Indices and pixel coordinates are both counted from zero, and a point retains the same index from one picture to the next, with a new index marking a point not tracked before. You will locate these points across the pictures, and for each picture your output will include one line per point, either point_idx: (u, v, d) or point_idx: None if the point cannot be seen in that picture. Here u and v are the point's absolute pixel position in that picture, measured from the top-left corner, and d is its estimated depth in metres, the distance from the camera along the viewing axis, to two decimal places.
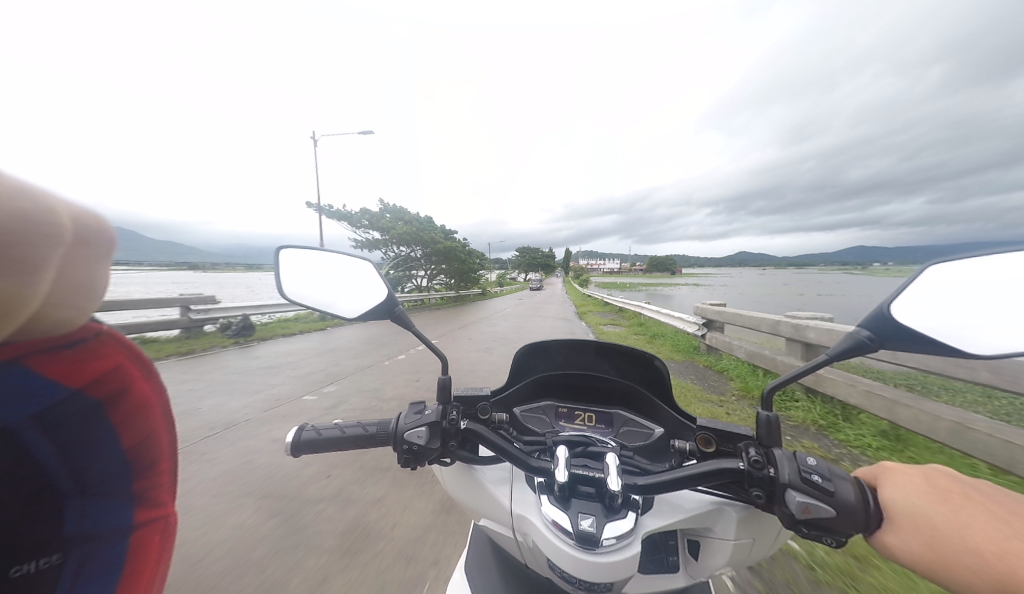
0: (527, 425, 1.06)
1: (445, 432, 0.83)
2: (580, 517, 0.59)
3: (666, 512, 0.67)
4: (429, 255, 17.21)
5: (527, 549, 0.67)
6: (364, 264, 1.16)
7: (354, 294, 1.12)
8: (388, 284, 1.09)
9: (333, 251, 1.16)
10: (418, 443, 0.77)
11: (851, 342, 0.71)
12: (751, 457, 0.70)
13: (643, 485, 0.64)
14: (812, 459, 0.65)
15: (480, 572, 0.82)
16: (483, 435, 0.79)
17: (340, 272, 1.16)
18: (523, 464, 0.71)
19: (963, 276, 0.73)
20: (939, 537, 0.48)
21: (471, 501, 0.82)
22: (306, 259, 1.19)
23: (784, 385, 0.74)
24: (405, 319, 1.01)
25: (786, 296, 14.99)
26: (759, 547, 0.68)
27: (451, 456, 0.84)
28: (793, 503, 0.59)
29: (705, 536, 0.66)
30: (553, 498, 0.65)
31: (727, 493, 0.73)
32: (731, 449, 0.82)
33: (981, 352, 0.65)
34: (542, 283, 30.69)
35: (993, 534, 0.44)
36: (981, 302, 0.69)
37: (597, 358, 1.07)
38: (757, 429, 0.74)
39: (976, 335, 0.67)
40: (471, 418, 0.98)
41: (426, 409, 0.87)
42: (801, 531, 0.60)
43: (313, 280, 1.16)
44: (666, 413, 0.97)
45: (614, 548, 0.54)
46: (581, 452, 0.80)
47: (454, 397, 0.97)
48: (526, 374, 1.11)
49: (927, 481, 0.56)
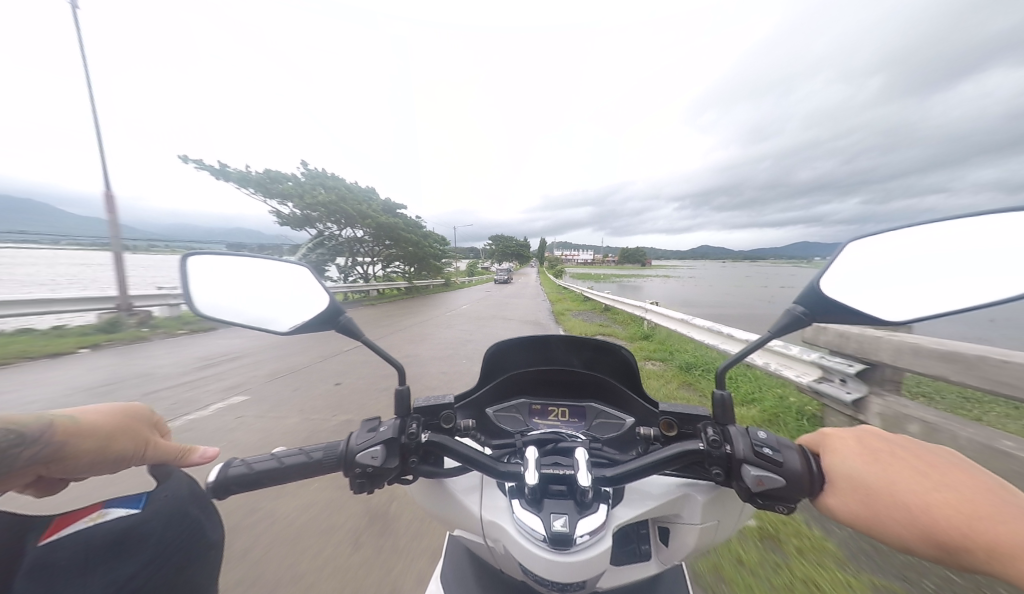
0: (500, 425, 1.01)
1: (405, 449, 0.76)
2: (553, 517, 0.55)
3: (636, 502, 0.66)
4: (376, 237, 15.96)
5: (499, 555, 0.64)
6: (295, 268, 1.02)
7: (290, 303, 0.98)
8: (331, 291, 0.96)
9: (255, 254, 1.01)
10: (372, 466, 0.69)
11: (788, 318, 0.74)
12: (708, 437, 0.69)
13: (611, 476, 0.63)
14: (764, 432, 0.65)
15: (459, 583, 0.78)
16: (447, 446, 0.72)
17: (261, 278, 1.02)
18: (492, 470, 0.66)
19: (866, 257, 0.81)
20: (874, 496, 0.47)
21: (442, 512, 0.76)
22: (223, 267, 1.04)
23: (734, 364, 0.75)
24: (353, 326, 0.90)
25: (724, 287, 16.24)
26: (724, 526, 0.69)
27: (412, 473, 0.78)
28: (747, 477, 0.59)
29: (674, 523, 0.67)
30: (525, 502, 0.61)
31: (691, 475, 0.73)
32: (692, 430, 0.84)
33: (895, 318, 0.72)
34: (508, 274, 30.53)
35: (918, 488, 0.44)
36: (888, 275, 0.76)
37: (568, 351, 1.05)
38: (713, 408, 0.74)
39: (890, 306, 0.74)
40: (433, 429, 0.91)
41: (380, 426, 0.79)
42: (757, 503, 0.61)
43: (232, 291, 1.02)
44: (634, 402, 0.98)
45: (586, 545, 0.52)
46: (551, 449, 0.77)
47: (414, 408, 0.89)
48: (498, 373, 1.06)
49: (860, 443, 0.55)
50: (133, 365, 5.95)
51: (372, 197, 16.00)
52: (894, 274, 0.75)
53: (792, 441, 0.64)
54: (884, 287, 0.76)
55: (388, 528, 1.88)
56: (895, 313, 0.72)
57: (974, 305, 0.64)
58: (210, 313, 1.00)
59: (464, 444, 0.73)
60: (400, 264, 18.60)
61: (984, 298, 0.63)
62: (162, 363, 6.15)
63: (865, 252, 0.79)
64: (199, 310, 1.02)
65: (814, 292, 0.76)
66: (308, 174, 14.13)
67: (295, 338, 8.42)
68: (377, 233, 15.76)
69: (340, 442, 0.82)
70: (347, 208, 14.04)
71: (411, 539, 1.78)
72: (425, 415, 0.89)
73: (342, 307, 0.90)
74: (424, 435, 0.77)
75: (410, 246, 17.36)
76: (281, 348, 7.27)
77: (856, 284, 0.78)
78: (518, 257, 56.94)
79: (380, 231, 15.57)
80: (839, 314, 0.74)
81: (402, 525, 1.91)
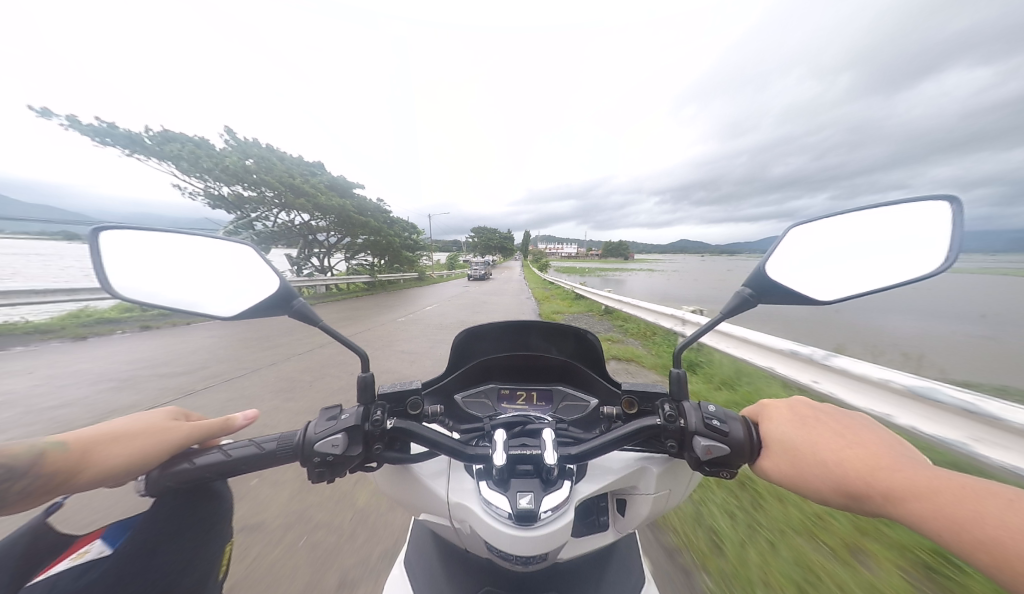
0: (469, 411, 1.02)
1: (368, 435, 0.75)
2: (519, 495, 0.57)
3: (598, 476, 0.69)
4: (336, 225, 14.85)
5: (465, 535, 0.65)
6: (239, 248, 0.96)
7: (234, 286, 0.93)
8: (281, 273, 0.91)
9: (183, 228, 0.91)
10: (333, 453, 0.68)
11: (738, 300, 0.76)
12: (665, 413, 0.72)
13: (576, 453, 0.65)
14: (713, 405, 0.69)
15: (424, 572, 0.78)
16: (413, 432, 0.71)
17: (200, 259, 0.95)
18: (460, 453, 0.67)
19: (799, 245, 0.90)
20: (802, 458, 0.52)
21: (408, 497, 0.77)
22: (151, 245, 0.95)
23: (691, 343, 0.79)
24: (307, 310, 0.87)
25: (685, 282, 17.02)
26: (674, 493, 0.75)
27: (377, 459, 0.77)
28: (698, 447, 0.64)
29: (631, 493, 0.71)
30: (492, 482, 0.62)
31: (648, 449, 0.78)
32: (650, 407, 0.88)
33: (830, 297, 0.82)
34: (483, 267, 30.08)
35: (838, 447, 0.48)
36: (818, 261, 0.87)
37: (539, 336, 1.05)
38: (670, 386, 0.77)
39: (825, 287, 0.84)
40: (400, 414, 0.90)
41: (341, 414, 0.77)
42: (704, 470, 0.66)
43: (160, 273, 0.93)
44: (599, 384, 1.02)
45: (550, 520, 0.53)
46: (519, 431, 0.78)
47: (380, 393, 0.87)
48: (467, 359, 1.06)
49: (792, 409, 0.60)
50: (34, 369, 5.08)
51: (321, 174, 14.37)
52: (828, 257, 0.87)
53: (737, 412, 0.68)
54: (818, 268, 0.86)
55: (349, 523, 1.80)
56: (827, 294, 0.82)
57: (895, 281, 0.78)
58: (129, 294, 0.90)
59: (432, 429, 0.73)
60: (367, 255, 17.76)
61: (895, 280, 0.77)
62: (75, 363, 5.33)
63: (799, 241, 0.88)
64: (115, 289, 0.91)
65: (764, 275, 0.81)
66: (239, 145, 12.26)
67: (242, 333, 7.66)
68: (335, 220, 14.62)
69: (295, 433, 0.82)
70: (296, 189, 12.70)
71: (374, 533, 1.72)
72: (391, 401, 0.88)
73: (295, 289, 0.88)
74: (389, 422, 0.76)
75: (373, 235, 16.33)
76: (226, 345, 6.61)
77: (797, 268, 0.87)
78: (497, 248, 56.11)
79: (339, 218, 14.49)
80: (783, 294, 0.80)
81: (365, 518, 1.84)
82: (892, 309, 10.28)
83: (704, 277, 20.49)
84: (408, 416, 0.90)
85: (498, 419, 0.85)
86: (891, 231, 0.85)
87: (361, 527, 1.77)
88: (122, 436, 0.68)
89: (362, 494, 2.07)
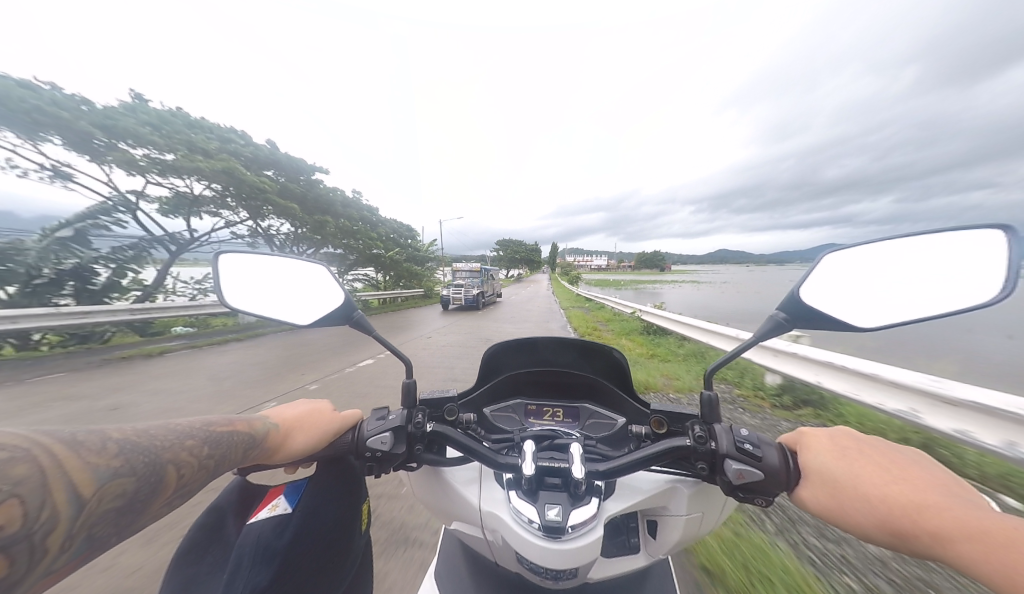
0: (497, 424, 1.06)
1: (410, 436, 0.82)
2: (547, 507, 0.59)
3: (627, 495, 0.68)
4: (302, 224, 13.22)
5: (496, 546, 0.68)
6: (314, 269, 1.14)
7: (309, 301, 1.10)
8: (346, 289, 1.06)
9: (272, 252, 1.10)
10: (381, 449, 0.76)
11: (770, 324, 0.73)
12: (694, 434, 0.70)
13: (605, 470, 0.65)
14: (747, 429, 0.66)
15: (453, 581, 0.82)
16: (448, 435, 0.78)
17: (286, 278, 1.15)
18: (492, 461, 0.71)
19: (838, 271, 0.85)
20: (839, 488, 0.50)
21: (441, 501, 0.81)
22: (248, 267, 1.16)
23: (724, 362, 0.76)
24: (365, 323, 0.99)
25: (722, 299, 14.96)
26: (708, 519, 0.72)
27: (416, 460, 0.84)
28: (729, 471, 0.61)
29: (661, 515, 0.69)
30: (521, 492, 0.65)
31: (679, 471, 0.75)
32: (682, 429, 0.85)
33: (872, 327, 0.77)
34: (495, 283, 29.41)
35: (879, 478, 0.46)
36: (858, 289, 0.82)
37: (566, 352, 1.07)
38: (701, 407, 0.74)
39: (865, 317, 0.78)
40: (437, 420, 0.97)
41: (389, 414, 0.86)
42: (737, 497, 0.62)
43: (257, 290, 1.15)
44: (627, 403, 1.00)
45: (576, 534, 0.55)
46: (548, 445, 0.81)
47: (421, 400, 0.96)
48: (496, 373, 1.11)
49: (830, 437, 0.57)
50: (56, 381, 5.18)
51: (240, 148, 11.26)
52: (863, 281, 0.83)
53: (772, 438, 0.64)
54: (853, 293, 0.81)
55: (383, 522, 1.90)
56: (867, 321, 0.77)
57: (946, 311, 0.72)
58: (238, 305, 1.13)
59: (465, 436, 0.78)
60: (371, 270, 18.10)
61: (943, 309, 0.71)
62: (59, 384, 5.07)
63: (837, 264, 0.83)
64: (229, 303, 1.13)
65: (800, 298, 0.77)
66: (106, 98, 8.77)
67: (232, 351, 7.29)
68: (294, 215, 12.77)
69: (350, 433, 0.91)
70: (210, 166, 9.89)
71: (405, 534, 1.80)
72: (430, 407, 0.96)
73: (356, 303, 1.02)
74: (428, 425, 0.84)
75: (362, 241, 15.77)
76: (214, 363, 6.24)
77: (830, 295, 0.83)
78: (511, 260, 54.81)
79: (338, 229, 14.44)
80: (826, 321, 0.75)
81: (397, 519, 1.92)
82: (986, 326, 8.31)
83: (745, 292, 17.97)
84: (445, 423, 0.97)
85: (527, 431, 0.88)
86: (937, 253, 0.78)
87: (394, 528, 1.85)
88: (312, 428, 0.85)
89: (393, 497, 2.15)
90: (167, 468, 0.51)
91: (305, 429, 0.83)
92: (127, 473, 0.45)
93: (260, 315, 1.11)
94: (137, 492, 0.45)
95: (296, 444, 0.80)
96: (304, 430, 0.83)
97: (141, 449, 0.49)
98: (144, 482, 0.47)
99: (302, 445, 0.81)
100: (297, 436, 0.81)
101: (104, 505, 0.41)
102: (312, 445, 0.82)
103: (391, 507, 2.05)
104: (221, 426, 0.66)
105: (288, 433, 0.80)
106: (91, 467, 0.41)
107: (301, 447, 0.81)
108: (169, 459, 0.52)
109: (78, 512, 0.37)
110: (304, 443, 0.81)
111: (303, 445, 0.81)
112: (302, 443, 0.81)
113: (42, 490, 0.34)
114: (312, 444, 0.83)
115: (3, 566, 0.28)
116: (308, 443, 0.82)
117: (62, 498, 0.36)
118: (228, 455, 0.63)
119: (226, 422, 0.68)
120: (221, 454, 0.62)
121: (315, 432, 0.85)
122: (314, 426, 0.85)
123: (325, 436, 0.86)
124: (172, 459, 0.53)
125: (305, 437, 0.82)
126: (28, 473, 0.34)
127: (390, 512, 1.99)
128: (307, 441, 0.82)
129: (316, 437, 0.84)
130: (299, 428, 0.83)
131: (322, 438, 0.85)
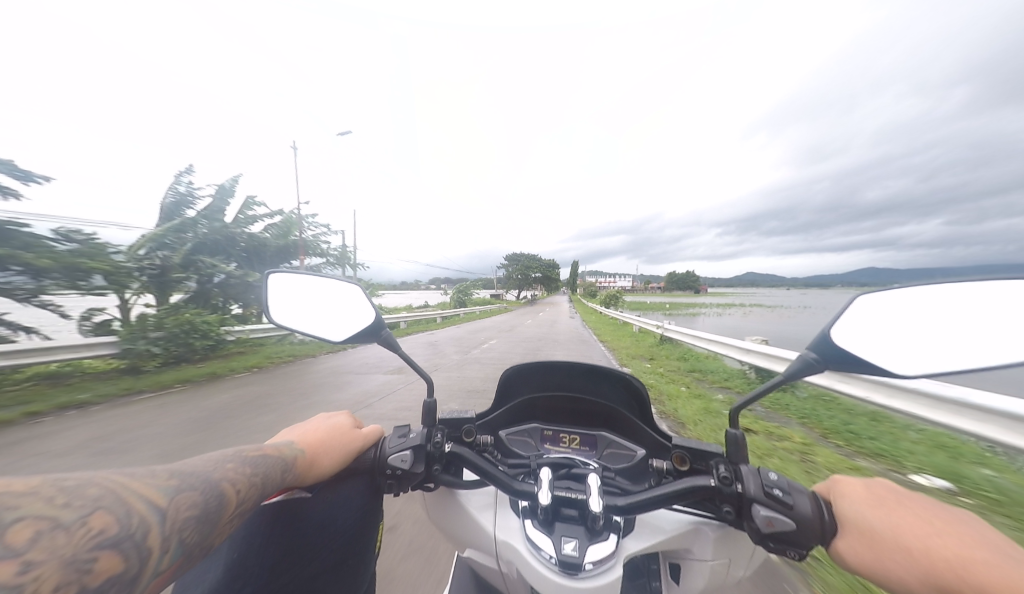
0: (512, 448, 1.06)
1: (429, 457, 0.84)
2: (563, 540, 0.58)
3: (646, 534, 0.65)
4: None
5: (511, 578, 0.67)
6: (348, 288, 1.25)
7: (341, 321, 1.21)
8: (376, 307, 1.15)
9: (320, 273, 1.25)
10: (401, 468, 0.79)
11: (801, 363, 0.70)
12: (719, 473, 0.67)
13: (624, 505, 0.63)
14: (774, 472, 0.64)
15: None
16: (466, 457, 0.79)
17: (324, 297, 1.27)
18: (508, 487, 0.71)
19: (875, 311, 0.80)
20: (878, 538, 0.48)
21: (456, 528, 0.81)
22: (295, 285, 1.30)
23: (751, 401, 0.72)
24: (392, 341, 1.06)
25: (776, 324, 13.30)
26: (735, 568, 0.67)
27: (434, 481, 0.85)
28: (757, 517, 0.58)
29: (685, 559, 0.66)
30: (537, 522, 0.65)
31: (701, 512, 0.71)
32: (705, 467, 0.81)
33: (917, 372, 0.73)
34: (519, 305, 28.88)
35: (917, 531, 0.45)
36: (895, 333, 0.78)
37: (582, 379, 1.07)
38: (726, 446, 0.70)
39: (910, 364, 0.74)
40: (456, 441, 1.00)
41: (410, 433, 0.89)
42: (769, 547, 0.58)
43: (299, 307, 1.28)
44: (648, 433, 0.97)
45: (593, 572, 0.53)
46: (564, 474, 0.80)
47: (439, 419, 0.98)
48: (512, 396, 1.11)
49: (868, 489, 0.55)
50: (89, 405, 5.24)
51: None
52: (897, 322, 0.79)
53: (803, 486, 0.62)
54: (890, 336, 0.78)
55: (403, 543, 1.87)
56: (913, 368, 0.73)
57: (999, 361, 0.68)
58: (283, 321, 1.26)
59: (481, 459, 0.79)
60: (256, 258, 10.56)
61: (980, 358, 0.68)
62: None
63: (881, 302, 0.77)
64: (275, 319, 1.26)
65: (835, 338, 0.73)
66: None
67: None
68: None
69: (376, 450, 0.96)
70: None
71: (424, 555, 1.77)
72: (448, 427, 0.98)
73: (384, 322, 1.10)
74: (448, 445, 0.85)
75: None
76: None
77: (868, 335, 0.78)
78: (523, 281, 53.19)
79: None
80: (863, 365, 0.70)
81: (418, 540, 1.89)
82: None
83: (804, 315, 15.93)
84: (463, 443, 0.99)
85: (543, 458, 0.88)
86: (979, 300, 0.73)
87: (414, 548, 1.82)
88: (337, 445, 0.88)
89: (413, 516, 2.14)
90: (224, 485, 0.55)
91: (338, 447, 0.88)
92: (189, 488, 0.51)
93: (299, 332, 1.22)
94: (207, 503, 0.51)
95: (324, 467, 0.83)
96: (334, 445, 0.87)
97: (192, 472, 0.54)
98: (207, 497, 0.52)
99: (325, 470, 0.84)
100: (321, 457, 0.83)
101: (182, 513, 0.46)
102: (338, 465, 0.86)
103: (413, 525, 2.03)
104: (254, 450, 0.69)
105: (310, 451, 0.81)
106: (157, 486, 0.47)
107: (328, 469, 0.84)
108: (221, 477, 0.57)
109: (163, 518, 0.43)
110: (331, 464, 0.85)
111: (324, 470, 0.83)
112: (330, 464, 0.85)
113: (123, 502, 0.41)
114: (337, 465, 0.86)
115: (120, 560, 0.35)
116: (330, 466, 0.84)
117: (142, 508, 0.42)
118: (271, 473, 0.66)
119: (258, 448, 0.71)
120: (264, 473, 0.65)
121: (345, 448, 0.89)
122: (345, 444, 0.89)
123: (350, 456, 0.90)
124: (224, 477, 0.57)
125: (330, 456, 0.85)
126: (104, 492, 0.41)
127: (411, 531, 1.97)
128: (329, 465, 0.84)
129: (343, 456, 0.87)
130: (327, 445, 0.86)
131: (351, 456, 0.90)
